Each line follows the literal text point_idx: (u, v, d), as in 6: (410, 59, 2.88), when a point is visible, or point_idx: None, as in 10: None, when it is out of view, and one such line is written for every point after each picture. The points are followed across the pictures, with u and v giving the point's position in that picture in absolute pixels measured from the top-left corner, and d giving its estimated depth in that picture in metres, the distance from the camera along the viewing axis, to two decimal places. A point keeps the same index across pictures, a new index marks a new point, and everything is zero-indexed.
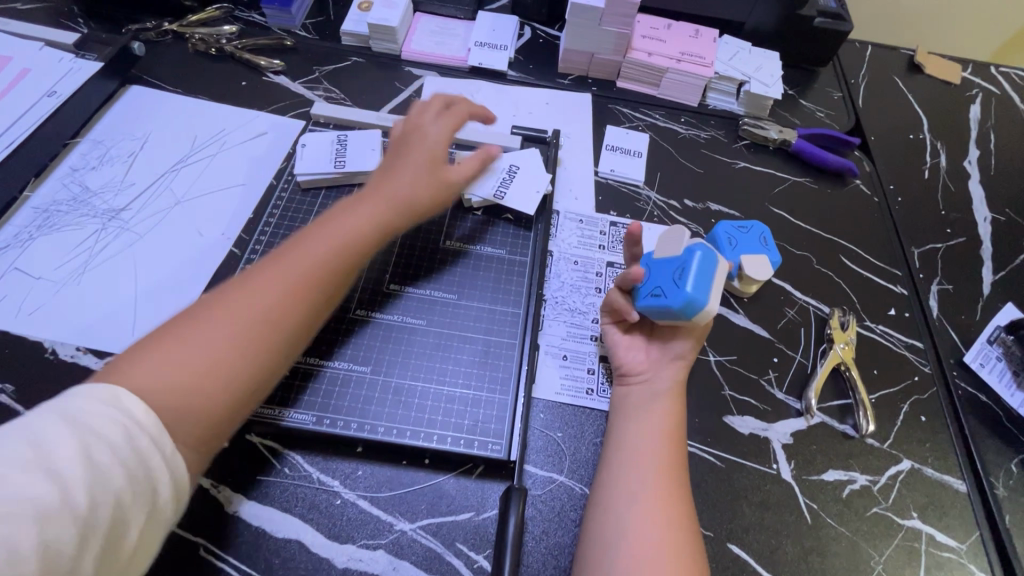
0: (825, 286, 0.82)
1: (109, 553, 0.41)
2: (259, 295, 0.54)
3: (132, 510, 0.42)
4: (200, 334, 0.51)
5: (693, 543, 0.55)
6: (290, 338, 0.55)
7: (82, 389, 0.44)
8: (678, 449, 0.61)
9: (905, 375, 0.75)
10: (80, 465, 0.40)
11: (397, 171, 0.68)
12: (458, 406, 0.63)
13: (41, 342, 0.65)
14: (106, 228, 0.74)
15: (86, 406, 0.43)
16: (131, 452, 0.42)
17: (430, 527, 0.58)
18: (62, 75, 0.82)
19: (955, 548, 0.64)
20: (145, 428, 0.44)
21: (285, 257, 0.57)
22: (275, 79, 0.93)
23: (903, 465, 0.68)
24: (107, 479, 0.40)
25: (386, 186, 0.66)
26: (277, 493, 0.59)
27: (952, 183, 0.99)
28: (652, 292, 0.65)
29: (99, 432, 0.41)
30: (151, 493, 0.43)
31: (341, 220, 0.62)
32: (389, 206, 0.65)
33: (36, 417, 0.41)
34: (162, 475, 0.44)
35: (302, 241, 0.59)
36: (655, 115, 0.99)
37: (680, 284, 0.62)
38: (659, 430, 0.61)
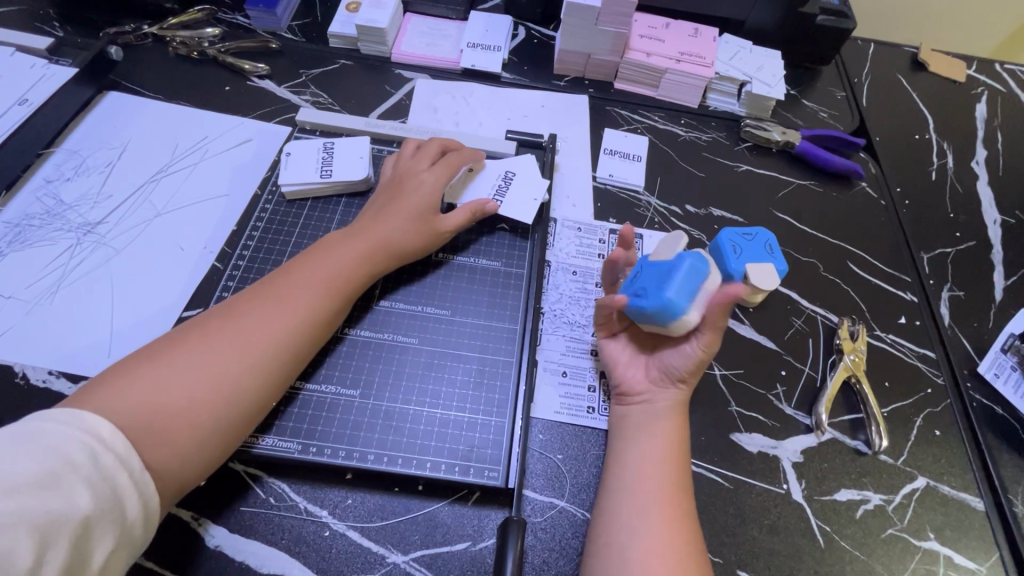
0: (832, 294, 0.80)
1: (71, 572, 0.40)
2: (236, 333, 0.55)
3: (97, 526, 0.42)
4: (174, 367, 0.52)
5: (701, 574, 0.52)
6: (261, 382, 0.55)
7: (40, 413, 0.45)
8: (682, 472, 0.58)
9: (918, 387, 0.73)
10: (41, 480, 0.40)
11: (387, 207, 0.68)
12: (452, 430, 0.60)
13: (11, 366, 0.62)
14: (81, 243, 0.71)
15: (49, 425, 0.44)
16: (94, 468, 0.43)
17: (424, 559, 0.55)
18: (34, 82, 0.78)
19: (974, 571, 0.62)
20: (110, 447, 0.45)
21: (268, 298, 0.59)
22: (260, 84, 0.90)
23: (918, 483, 0.66)
24: (69, 492, 0.41)
25: (373, 227, 0.66)
26: (262, 526, 0.55)
27: (960, 185, 0.96)
28: (636, 293, 0.63)
29: (60, 449, 0.42)
30: (117, 508, 0.44)
31: (326, 259, 0.63)
32: (374, 243, 0.65)
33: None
34: (128, 491, 0.45)
35: (285, 281, 0.60)
36: (654, 117, 0.96)
37: (663, 290, 0.60)
38: (664, 453, 0.58)
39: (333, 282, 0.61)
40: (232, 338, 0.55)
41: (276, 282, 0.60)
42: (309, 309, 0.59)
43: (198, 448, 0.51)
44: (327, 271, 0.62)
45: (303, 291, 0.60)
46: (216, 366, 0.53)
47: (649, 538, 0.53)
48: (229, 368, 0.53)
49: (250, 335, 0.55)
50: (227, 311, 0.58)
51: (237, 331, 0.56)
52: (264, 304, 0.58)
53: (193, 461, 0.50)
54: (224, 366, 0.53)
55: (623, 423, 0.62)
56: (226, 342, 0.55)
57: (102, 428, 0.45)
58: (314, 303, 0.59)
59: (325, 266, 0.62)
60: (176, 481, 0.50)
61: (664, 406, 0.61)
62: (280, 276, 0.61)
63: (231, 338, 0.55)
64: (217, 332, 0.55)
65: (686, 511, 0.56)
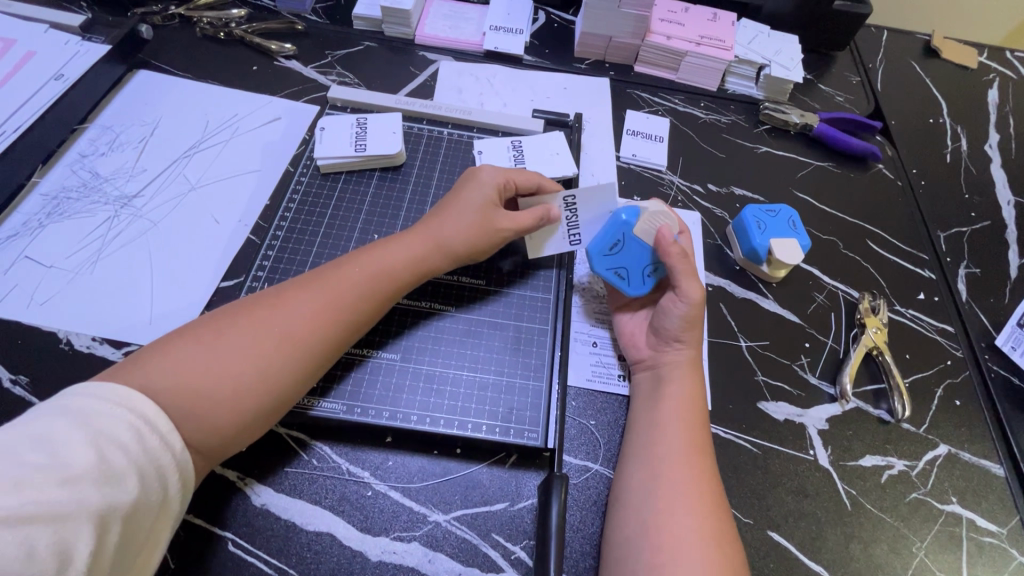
0: (853, 270, 0.81)
1: (122, 553, 0.41)
2: (280, 320, 0.55)
3: (145, 509, 0.43)
4: (220, 353, 0.51)
5: (731, 535, 0.54)
6: (299, 373, 0.54)
7: (82, 390, 0.45)
8: (707, 437, 0.59)
9: (937, 359, 0.74)
10: (96, 468, 0.40)
11: (446, 214, 0.65)
12: (492, 393, 0.62)
13: (55, 332, 0.63)
14: (118, 215, 0.72)
15: (95, 406, 0.44)
16: (143, 452, 0.44)
17: (464, 518, 0.57)
18: (68, 58, 0.79)
19: (995, 533, 0.63)
20: (156, 430, 0.45)
21: (315, 287, 0.58)
22: (287, 64, 0.90)
23: (940, 450, 0.67)
24: (122, 480, 0.41)
25: (435, 231, 0.64)
26: (306, 486, 0.57)
27: (974, 167, 0.98)
28: (616, 267, 0.67)
29: (109, 433, 0.43)
30: (162, 488, 0.44)
31: (376, 259, 0.61)
32: (426, 251, 0.63)
33: (36, 423, 0.41)
34: (171, 475, 0.45)
35: (336, 273, 0.59)
36: (674, 100, 0.97)
37: (645, 283, 0.67)
38: (697, 419, 0.59)
39: (378, 279, 0.60)
40: (279, 332, 0.54)
41: (325, 277, 0.59)
42: (355, 305, 0.58)
43: (239, 434, 0.51)
44: (375, 272, 0.60)
45: (349, 284, 0.59)
46: (263, 361, 0.52)
47: (686, 500, 0.54)
48: (275, 364, 0.53)
49: (297, 333, 0.55)
50: (274, 298, 0.57)
51: (284, 325, 0.54)
52: (313, 300, 0.57)
53: (231, 445, 0.51)
54: (271, 362, 0.53)
55: (645, 387, 0.63)
56: (273, 337, 0.54)
57: (149, 408, 0.46)
58: (357, 299, 0.58)
59: (373, 266, 0.61)
60: (211, 459, 0.51)
61: (677, 364, 0.62)
62: (329, 270, 0.60)
63: (278, 333, 0.54)
64: (266, 322, 0.54)
65: (714, 474, 0.57)
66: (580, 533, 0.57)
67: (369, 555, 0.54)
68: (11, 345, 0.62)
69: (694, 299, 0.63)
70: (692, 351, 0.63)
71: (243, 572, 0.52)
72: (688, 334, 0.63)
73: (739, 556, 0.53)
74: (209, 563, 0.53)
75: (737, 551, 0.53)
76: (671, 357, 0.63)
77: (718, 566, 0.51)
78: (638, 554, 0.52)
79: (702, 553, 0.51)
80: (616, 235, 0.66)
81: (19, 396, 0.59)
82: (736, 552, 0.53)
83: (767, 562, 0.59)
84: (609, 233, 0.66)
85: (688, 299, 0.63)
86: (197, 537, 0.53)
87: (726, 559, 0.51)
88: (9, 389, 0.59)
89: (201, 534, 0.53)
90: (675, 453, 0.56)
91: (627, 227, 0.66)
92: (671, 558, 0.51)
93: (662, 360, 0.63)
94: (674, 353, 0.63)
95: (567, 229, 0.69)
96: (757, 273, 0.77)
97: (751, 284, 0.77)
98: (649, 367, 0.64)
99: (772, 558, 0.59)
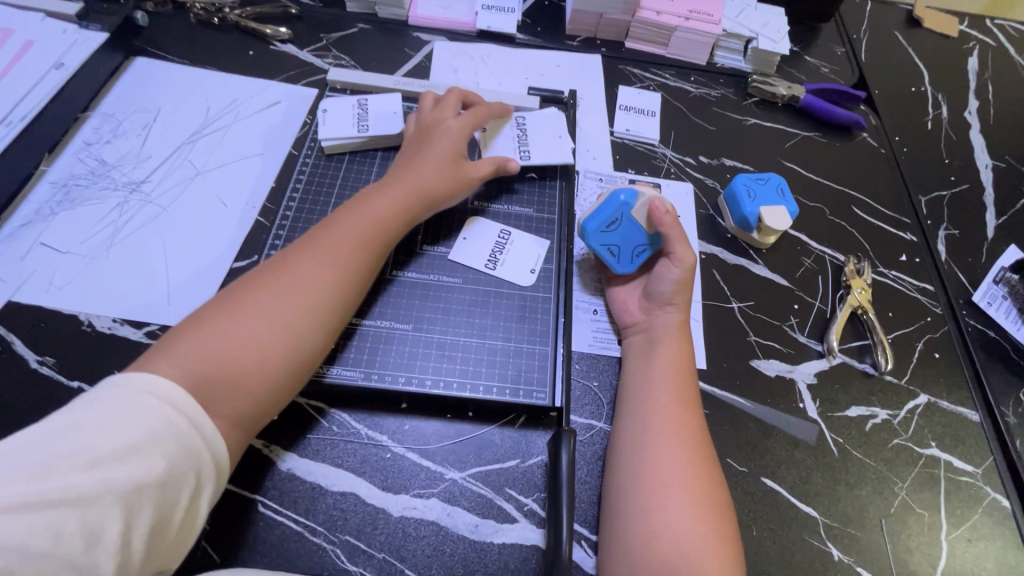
0: (839, 235, 0.85)
1: (156, 532, 0.44)
2: (289, 284, 0.57)
3: (176, 493, 0.45)
4: (241, 326, 0.54)
5: (720, 483, 0.58)
6: (320, 327, 0.58)
7: (117, 379, 0.47)
8: (697, 396, 0.62)
9: (917, 316, 0.79)
10: (121, 453, 0.43)
11: (418, 164, 0.69)
12: (501, 358, 0.65)
13: (76, 315, 0.65)
14: (128, 201, 0.74)
15: (126, 393, 0.46)
16: (171, 434, 0.45)
17: (478, 475, 0.60)
18: (67, 47, 0.80)
19: (971, 473, 0.68)
20: (184, 413, 0.47)
21: (313, 247, 0.61)
22: (283, 48, 0.91)
23: (920, 400, 0.72)
24: (148, 465, 0.43)
25: (409, 176, 0.68)
26: (328, 450, 0.60)
27: (954, 133, 1.01)
28: (609, 244, 0.70)
29: (139, 420, 0.45)
30: (193, 471, 0.46)
31: (366, 214, 0.64)
32: (410, 199, 0.67)
33: (76, 410, 0.44)
34: (203, 458, 0.47)
35: (328, 231, 0.62)
36: (665, 74, 0.99)
37: (635, 261, 0.70)
38: (692, 389, 0.62)
39: (372, 230, 0.63)
40: (290, 297, 0.57)
41: (323, 237, 0.62)
42: (355, 256, 0.61)
43: (275, 394, 0.55)
44: (366, 227, 0.63)
45: (344, 237, 0.62)
46: (283, 319, 0.56)
47: (678, 451, 0.57)
48: (298, 322, 0.56)
49: (305, 291, 0.57)
50: (276, 267, 0.59)
51: (294, 289, 0.57)
52: (316, 258, 0.60)
53: (268, 406, 0.54)
54: (289, 323, 0.56)
55: (638, 349, 0.66)
56: (289, 299, 0.57)
57: (174, 391, 0.47)
58: (359, 250, 0.62)
59: (368, 220, 0.64)
60: (251, 424, 0.53)
61: (667, 326, 0.66)
62: (321, 230, 0.63)
63: (292, 295, 0.57)
64: (273, 290, 0.57)
65: (705, 429, 0.61)
66: (587, 485, 0.62)
67: (392, 511, 0.58)
68: (35, 329, 0.64)
69: (687, 263, 0.67)
70: (682, 314, 0.67)
71: (274, 531, 0.56)
72: (679, 297, 0.67)
73: (727, 501, 0.57)
74: (241, 523, 0.56)
75: (725, 497, 0.57)
76: (661, 320, 0.67)
77: (707, 510, 0.55)
78: (631, 499, 0.56)
79: (694, 498, 0.55)
80: (615, 213, 0.69)
81: (48, 376, 0.61)
82: (724, 498, 0.57)
83: (762, 506, 0.63)
84: (607, 212, 0.69)
85: (682, 263, 0.67)
86: (228, 500, 0.57)
87: (715, 503, 0.56)
88: (37, 370, 0.62)
89: (230, 497, 0.57)
90: (668, 409, 0.60)
91: (624, 208, 0.69)
92: (665, 503, 0.54)
93: (655, 323, 0.67)
94: (665, 316, 0.67)
95: (490, 253, 0.71)
96: (747, 240, 0.81)
97: (742, 251, 0.81)
98: (640, 330, 0.68)
99: (765, 502, 0.63)
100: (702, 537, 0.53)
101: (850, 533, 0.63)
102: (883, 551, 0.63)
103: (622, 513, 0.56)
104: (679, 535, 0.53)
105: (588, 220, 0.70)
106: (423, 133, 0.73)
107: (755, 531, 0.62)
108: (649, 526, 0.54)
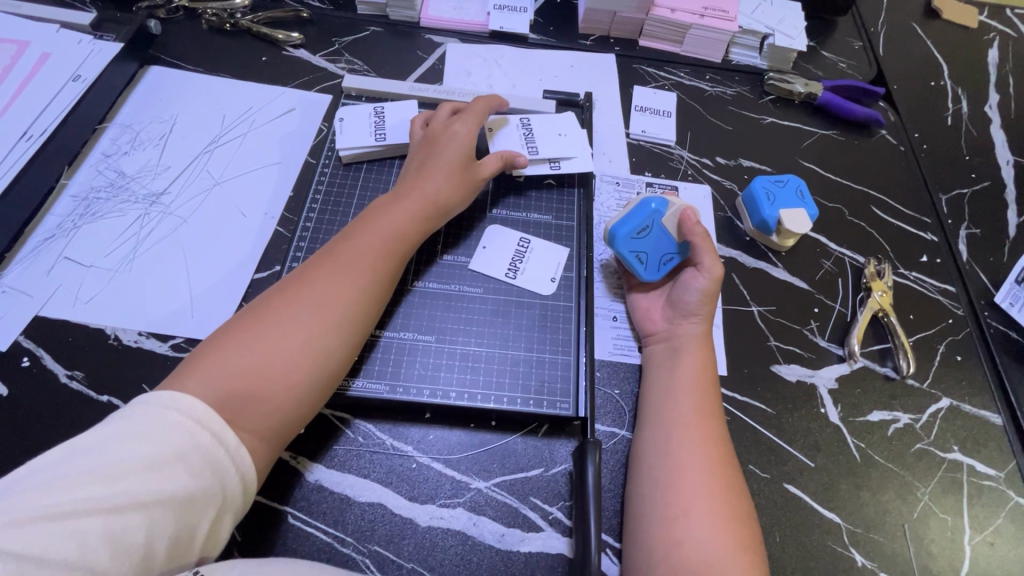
0: (859, 236, 0.84)
1: (181, 541, 0.44)
2: (311, 300, 0.57)
3: (201, 502, 0.45)
4: (265, 342, 0.54)
5: (742, 492, 0.58)
6: (343, 342, 0.58)
7: (142, 397, 0.48)
8: (716, 404, 0.62)
9: (939, 318, 0.78)
10: (142, 464, 0.43)
11: (431, 174, 0.69)
12: (524, 368, 0.65)
13: (103, 329, 0.66)
14: (148, 213, 0.74)
15: (148, 408, 0.46)
16: (192, 445, 0.45)
17: (503, 484, 0.61)
18: (83, 58, 0.80)
19: (994, 477, 0.68)
20: (207, 426, 0.47)
21: (333, 262, 0.61)
22: (295, 53, 0.91)
23: (942, 403, 0.72)
24: (170, 475, 0.43)
25: (422, 186, 0.68)
26: (355, 461, 0.61)
27: (974, 129, 0.99)
28: (637, 250, 0.70)
29: (160, 432, 0.45)
30: (217, 481, 0.46)
31: (382, 227, 0.64)
32: (425, 210, 0.67)
33: (103, 426, 0.45)
34: (227, 467, 0.47)
35: (345, 246, 0.62)
36: (680, 73, 0.98)
37: (661, 269, 0.70)
38: (709, 393, 0.62)
39: (389, 243, 0.64)
40: (312, 314, 0.57)
41: (341, 252, 0.62)
42: (374, 270, 0.62)
43: (300, 408, 0.55)
44: (383, 240, 0.64)
45: (363, 251, 0.62)
46: (307, 335, 0.56)
47: (699, 460, 0.57)
48: (322, 337, 0.56)
49: (327, 306, 0.58)
50: (296, 284, 0.59)
51: (316, 305, 0.57)
52: (336, 274, 0.60)
53: (293, 421, 0.54)
54: (311, 337, 0.56)
55: (659, 359, 0.66)
56: (310, 315, 0.57)
57: (198, 407, 0.47)
58: (378, 265, 0.62)
59: (385, 234, 0.64)
60: (278, 439, 0.53)
61: (689, 337, 0.66)
62: (338, 245, 0.63)
63: (314, 311, 0.57)
64: (295, 307, 0.57)
65: (725, 437, 0.61)
66: (612, 493, 0.62)
67: (419, 521, 0.59)
68: (63, 343, 0.65)
69: (715, 275, 0.67)
70: (705, 326, 0.67)
71: (304, 542, 0.57)
72: (704, 308, 0.67)
73: (750, 510, 0.57)
74: (272, 534, 0.57)
75: (747, 506, 0.57)
76: (685, 329, 0.67)
77: (729, 519, 0.55)
78: (653, 508, 0.56)
79: (717, 506, 0.55)
80: (646, 220, 0.70)
81: (78, 391, 0.62)
82: (747, 507, 0.57)
83: (785, 512, 0.63)
84: (639, 217, 0.70)
85: (710, 274, 0.67)
86: (258, 512, 0.58)
87: (738, 512, 0.56)
88: (67, 385, 0.63)
89: (261, 509, 0.58)
90: (689, 419, 0.60)
91: (655, 215, 0.70)
92: (688, 511, 0.55)
93: (678, 332, 0.67)
94: (689, 327, 0.67)
95: (511, 261, 0.71)
96: (767, 242, 0.80)
97: (761, 254, 0.80)
98: (663, 339, 0.68)
99: (789, 508, 0.64)
100: (725, 545, 0.53)
101: (873, 538, 0.63)
102: (906, 556, 0.63)
103: (644, 522, 0.56)
104: (702, 543, 0.53)
105: (618, 226, 0.70)
106: (431, 137, 0.73)
107: (778, 537, 0.62)
108: (671, 537, 0.54)
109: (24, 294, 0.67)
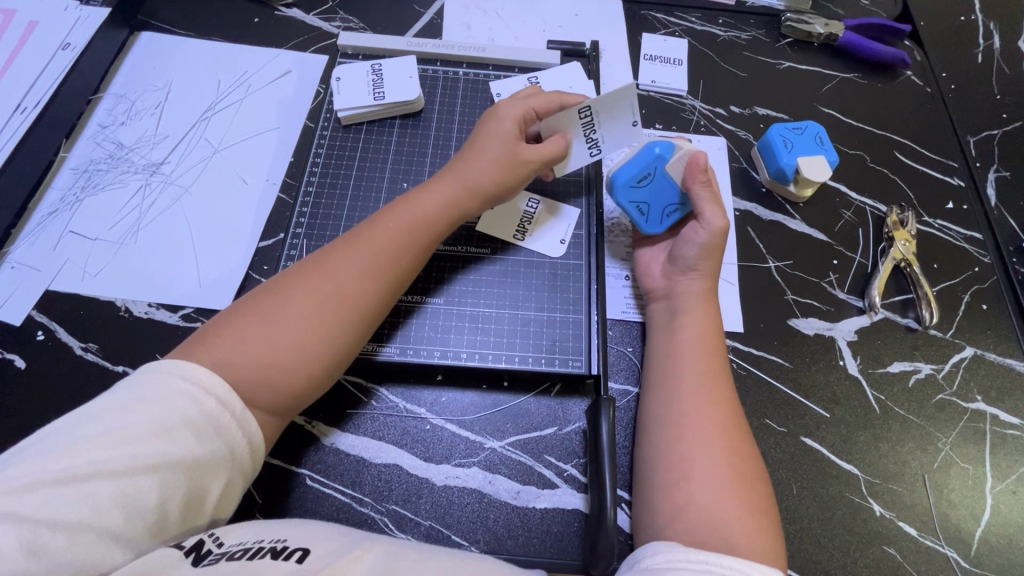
0: (881, 184, 0.81)
1: (193, 503, 0.45)
2: (327, 284, 0.55)
3: (211, 465, 0.45)
4: (280, 322, 0.52)
5: (750, 452, 0.56)
6: (357, 328, 0.55)
7: (150, 366, 0.48)
8: (722, 358, 0.60)
9: (964, 267, 0.75)
10: (147, 430, 0.43)
11: (468, 158, 0.65)
12: (535, 328, 0.65)
13: (113, 301, 0.66)
14: (150, 183, 0.73)
15: (154, 377, 0.46)
16: (197, 411, 0.46)
17: (518, 443, 0.61)
18: (71, 26, 0.77)
19: (1018, 426, 0.67)
20: (211, 392, 0.47)
21: (353, 245, 0.58)
22: (288, 13, 0.87)
23: (966, 353, 0.70)
24: (176, 438, 0.44)
25: (458, 169, 0.64)
26: (369, 424, 0.61)
27: (1007, 66, 0.93)
28: (638, 201, 0.67)
29: (165, 399, 0.45)
30: (224, 446, 0.46)
31: (409, 211, 0.61)
32: (455, 194, 0.63)
33: (110, 394, 0.46)
34: (234, 433, 0.47)
35: (367, 229, 0.59)
36: (691, 18, 0.92)
37: (663, 222, 0.68)
38: (718, 348, 0.61)
39: (414, 226, 0.60)
40: (329, 299, 0.54)
41: (364, 235, 0.59)
42: (394, 255, 0.58)
43: (312, 388, 0.53)
44: (409, 224, 0.60)
45: (384, 234, 0.59)
46: (322, 321, 0.53)
47: (709, 423, 0.56)
48: (338, 326, 0.54)
49: (345, 293, 0.55)
50: (315, 264, 0.57)
51: (335, 289, 0.55)
52: (356, 258, 0.57)
53: (303, 400, 0.53)
54: (328, 322, 0.53)
55: (660, 318, 0.65)
56: (327, 300, 0.54)
57: (201, 373, 0.47)
58: (400, 249, 0.58)
59: (410, 217, 0.60)
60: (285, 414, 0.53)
61: (689, 293, 0.63)
62: (363, 228, 0.60)
63: (331, 296, 0.54)
64: (312, 290, 0.54)
65: (734, 392, 0.59)
66: (625, 450, 0.62)
67: (434, 481, 0.59)
68: (74, 316, 0.65)
69: (716, 226, 0.63)
70: (706, 280, 0.64)
71: (323, 503, 0.58)
72: (704, 262, 0.64)
73: (762, 474, 0.55)
74: (292, 496, 0.58)
75: (756, 467, 0.55)
76: (683, 286, 0.64)
77: (739, 484, 0.53)
78: (661, 473, 0.55)
79: (725, 471, 0.53)
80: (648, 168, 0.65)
81: (94, 362, 0.63)
82: (758, 470, 0.55)
83: (801, 465, 0.63)
84: (642, 164, 0.66)
85: (710, 226, 0.63)
86: (277, 476, 0.58)
87: (747, 477, 0.54)
88: (82, 357, 0.63)
89: (279, 472, 0.59)
90: (696, 380, 0.58)
91: (660, 161, 0.66)
92: (697, 476, 0.53)
93: (676, 290, 0.64)
94: (686, 283, 0.64)
95: (519, 223, 0.70)
96: (784, 193, 0.77)
97: (778, 206, 0.77)
98: (662, 298, 0.66)
99: (805, 461, 0.63)
100: (734, 510, 0.51)
101: (891, 488, 0.63)
102: (925, 506, 0.62)
103: (652, 481, 0.55)
104: (709, 508, 0.51)
105: (618, 173, 0.67)
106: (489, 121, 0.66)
107: (795, 490, 0.62)
108: (677, 498, 0.53)
109: (33, 269, 0.67)
